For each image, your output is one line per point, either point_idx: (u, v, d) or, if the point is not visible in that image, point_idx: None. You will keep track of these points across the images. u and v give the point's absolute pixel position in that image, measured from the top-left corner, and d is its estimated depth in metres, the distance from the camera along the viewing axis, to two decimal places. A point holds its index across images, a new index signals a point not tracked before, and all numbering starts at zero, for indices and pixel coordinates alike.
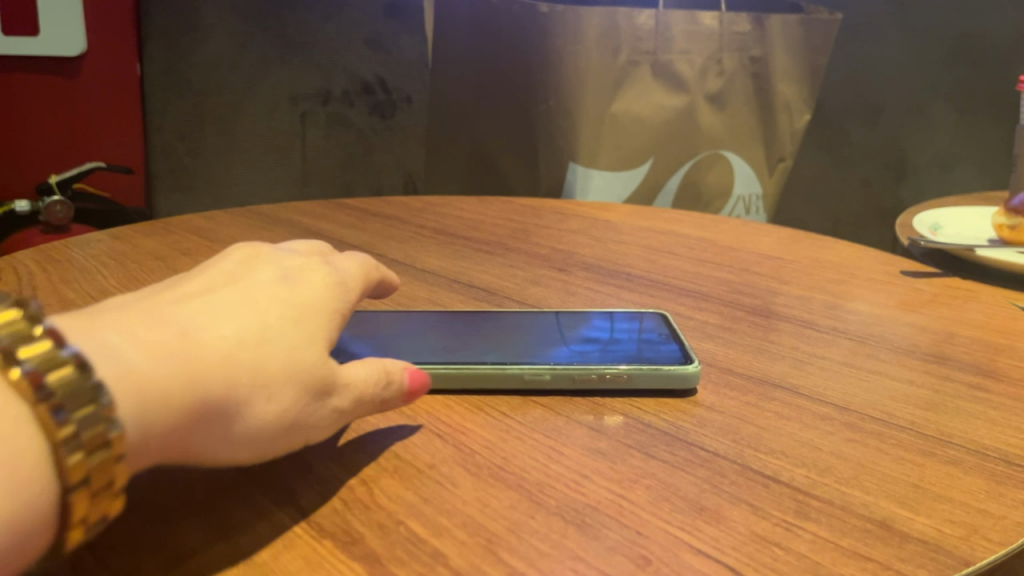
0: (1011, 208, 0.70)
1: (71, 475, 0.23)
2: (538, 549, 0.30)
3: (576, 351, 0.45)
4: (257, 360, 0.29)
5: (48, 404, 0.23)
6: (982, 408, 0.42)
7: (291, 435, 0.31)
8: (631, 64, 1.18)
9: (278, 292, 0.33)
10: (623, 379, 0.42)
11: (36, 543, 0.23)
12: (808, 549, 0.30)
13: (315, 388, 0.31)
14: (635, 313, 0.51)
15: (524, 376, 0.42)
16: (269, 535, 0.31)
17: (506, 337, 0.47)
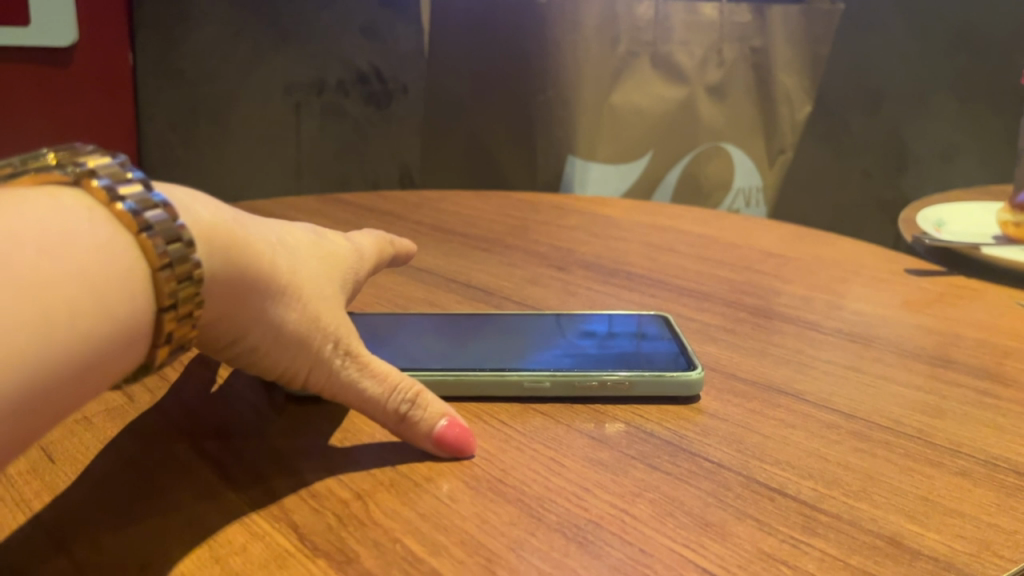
0: (1016, 205, 0.70)
1: (164, 298, 0.27)
2: (537, 568, 0.29)
3: (575, 357, 0.44)
4: (297, 271, 0.33)
5: (146, 230, 0.27)
6: (990, 416, 0.41)
7: (299, 363, 0.34)
8: (630, 56, 1.22)
9: (314, 252, 0.37)
10: (624, 386, 0.41)
11: (134, 351, 0.27)
12: (815, 567, 0.30)
13: (332, 336, 0.34)
14: (637, 314, 0.50)
15: (523, 383, 0.41)
16: (261, 554, 0.30)
17: (505, 340, 0.46)
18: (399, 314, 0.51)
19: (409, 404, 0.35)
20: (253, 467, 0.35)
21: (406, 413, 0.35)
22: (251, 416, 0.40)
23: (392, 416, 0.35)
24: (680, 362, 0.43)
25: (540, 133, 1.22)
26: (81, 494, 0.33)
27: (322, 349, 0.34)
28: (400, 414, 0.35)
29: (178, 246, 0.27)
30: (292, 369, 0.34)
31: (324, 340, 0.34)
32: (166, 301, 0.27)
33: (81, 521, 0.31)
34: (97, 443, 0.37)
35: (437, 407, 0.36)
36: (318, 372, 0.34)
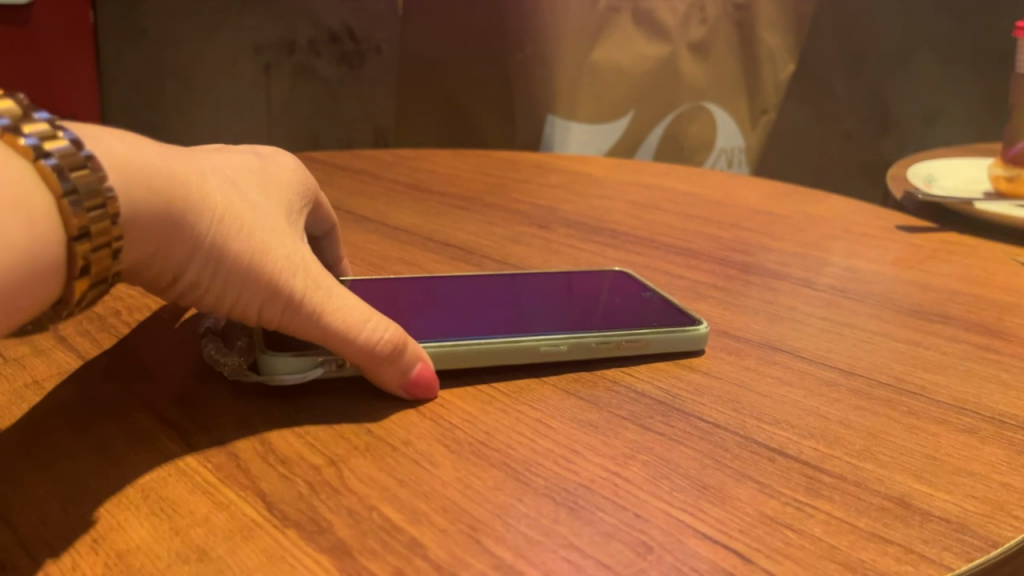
0: (1007, 159, 0.68)
1: (73, 227, 0.25)
2: (525, 535, 0.27)
3: (576, 317, 0.41)
4: (235, 205, 0.31)
5: (46, 157, 0.25)
6: (993, 371, 0.40)
7: (251, 303, 0.32)
8: (611, 12, 1.18)
9: (249, 179, 0.35)
10: (640, 344, 0.39)
11: (42, 286, 0.25)
12: (822, 530, 0.28)
13: (285, 275, 0.32)
14: (610, 273, 0.47)
15: (543, 350, 0.38)
16: (224, 525, 0.27)
17: (491, 303, 0.43)
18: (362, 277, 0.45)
19: (383, 341, 0.34)
20: (216, 432, 0.33)
21: (381, 351, 0.34)
22: (214, 379, 0.37)
23: (364, 354, 0.34)
24: (682, 319, 0.41)
25: (520, 92, 1.19)
26: (27, 464, 0.30)
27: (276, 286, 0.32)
28: (375, 351, 0.34)
29: (86, 174, 0.26)
30: (245, 306, 0.32)
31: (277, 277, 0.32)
32: (76, 230, 0.25)
33: (27, 494, 0.28)
34: (48, 411, 0.34)
35: (403, 336, 0.35)
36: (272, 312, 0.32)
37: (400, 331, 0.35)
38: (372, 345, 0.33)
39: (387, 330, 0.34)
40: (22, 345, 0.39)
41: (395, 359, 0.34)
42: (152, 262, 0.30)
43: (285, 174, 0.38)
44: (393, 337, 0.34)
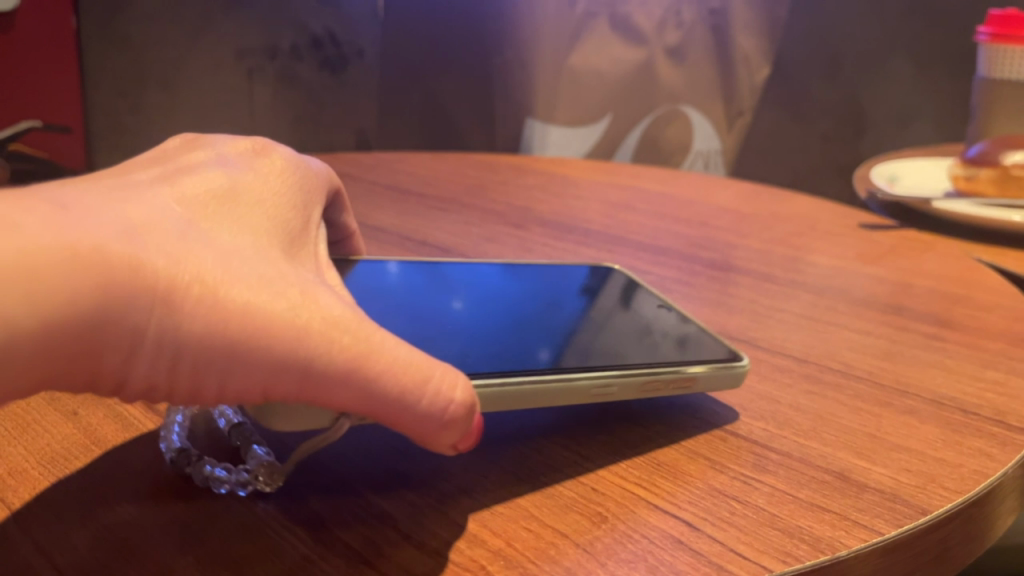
0: (968, 160, 0.70)
1: None
2: (489, 509, 0.29)
3: (613, 346, 0.36)
4: (198, 258, 0.23)
5: None
6: (938, 357, 0.42)
7: (255, 384, 0.24)
8: (589, 16, 1.20)
9: (231, 203, 0.26)
10: (688, 382, 0.35)
11: None
12: (764, 501, 0.30)
13: (290, 334, 0.23)
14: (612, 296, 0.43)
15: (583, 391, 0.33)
16: (206, 502, 0.29)
17: (506, 325, 0.37)
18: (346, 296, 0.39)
19: (442, 398, 0.25)
20: None
21: (444, 413, 0.25)
22: None
23: (415, 425, 0.25)
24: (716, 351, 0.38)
25: (500, 97, 1.21)
26: (19, 448, 0.32)
27: (280, 350, 0.23)
28: (434, 414, 0.25)
29: None
30: (243, 388, 0.24)
31: (280, 338, 0.23)
32: None
33: (20, 475, 0.30)
34: (38, 398, 0.35)
35: (465, 391, 0.26)
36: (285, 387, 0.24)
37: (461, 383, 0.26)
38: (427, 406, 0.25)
39: (442, 385, 0.25)
40: None
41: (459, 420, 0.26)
42: (112, 370, 0.23)
43: (278, 189, 0.29)
44: (453, 393, 0.25)
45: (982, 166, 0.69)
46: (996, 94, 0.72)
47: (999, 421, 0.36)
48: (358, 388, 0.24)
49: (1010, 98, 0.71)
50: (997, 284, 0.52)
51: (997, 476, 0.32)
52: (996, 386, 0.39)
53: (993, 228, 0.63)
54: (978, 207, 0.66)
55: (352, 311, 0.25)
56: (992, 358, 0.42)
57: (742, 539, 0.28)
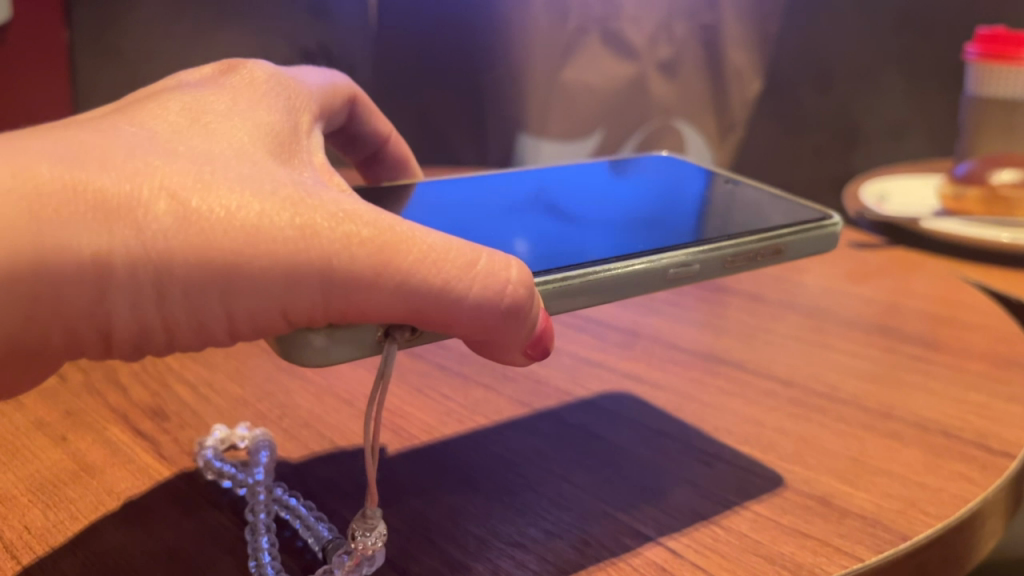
0: (956, 178, 0.71)
1: None
2: (475, 535, 0.30)
3: (702, 227, 0.38)
4: (187, 175, 0.24)
5: None
6: (922, 379, 0.43)
7: (269, 303, 0.24)
8: (580, 32, 1.10)
9: (208, 127, 0.27)
10: (780, 250, 0.37)
11: None
12: (747, 527, 0.30)
13: (290, 243, 0.24)
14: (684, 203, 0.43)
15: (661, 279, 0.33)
16: (194, 530, 0.30)
17: (597, 228, 0.39)
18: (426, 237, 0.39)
19: (498, 278, 0.26)
20: (186, 443, 0.35)
21: (498, 300, 0.26)
22: (185, 392, 0.39)
23: (477, 318, 0.26)
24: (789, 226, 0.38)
25: (491, 114, 1.12)
26: (7, 474, 0.32)
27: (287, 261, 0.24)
28: (490, 299, 0.26)
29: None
30: (258, 314, 0.24)
31: (282, 248, 0.23)
32: None
33: (10, 501, 0.30)
34: (24, 423, 0.35)
35: (512, 272, 0.26)
36: (308, 299, 0.24)
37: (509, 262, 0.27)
38: (482, 292, 0.26)
39: (489, 269, 0.26)
40: None
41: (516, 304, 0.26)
42: (87, 315, 0.23)
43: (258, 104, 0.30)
44: (506, 273, 0.26)
45: (969, 186, 0.70)
46: (982, 114, 0.72)
47: (981, 444, 0.36)
48: (400, 285, 0.24)
49: (998, 118, 0.72)
50: (982, 305, 0.53)
51: (979, 499, 0.32)
52: (978, 409, 0.40)
53: (981, 247, 0.64)
54: (966, 226, 0.67)
55: (366, 206, 0.25)
56: (976, 380, 0.43)
57: (725, 566, 0.28)
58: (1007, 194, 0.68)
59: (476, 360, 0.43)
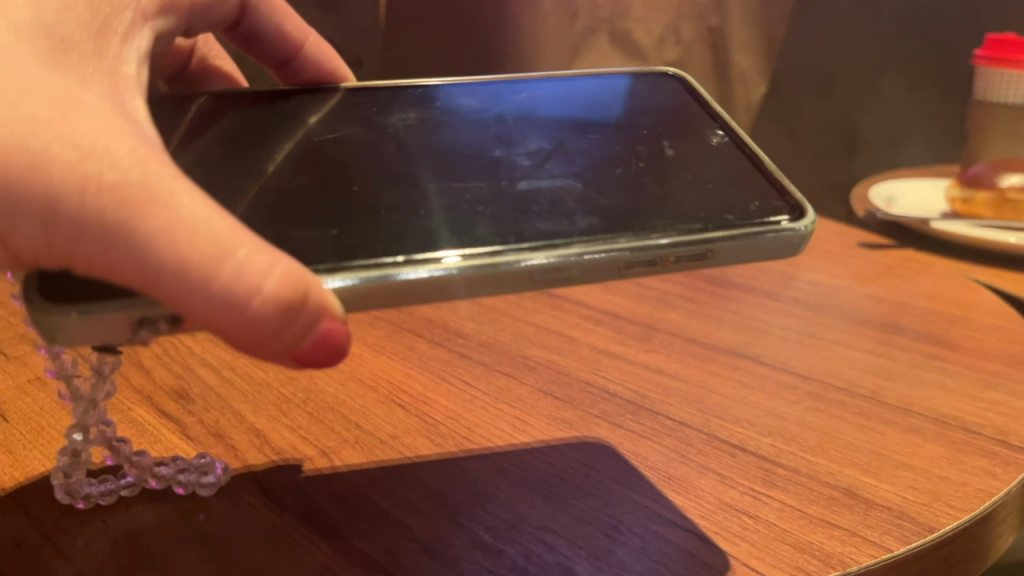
0: (963, 181, 0.72)
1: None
2: (504, 519, 0.30)
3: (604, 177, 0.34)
4: None
5: None
6: (938, 376, 0.43)
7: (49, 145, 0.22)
8: (588, 33, 1.00)
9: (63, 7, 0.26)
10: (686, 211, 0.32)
11: None
12: (776, 516, 0.31)
13: (39, 179, 0.21)
14: (730, 141, 0.38)
15: (579, 276, 0.28)
16: (224, 509, 0.29)
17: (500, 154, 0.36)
18: (401, 109, 0.38)
19: (243, 282, 0.21)
20: (214, 425, 0.35)
21: (242, 300, 0.21)
22: (208, 375, 0.39)
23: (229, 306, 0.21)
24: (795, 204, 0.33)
25: None
26: (37, 452, 0.32)
27: (44, 202, 0.21)
28: (227, 289, 0.21)
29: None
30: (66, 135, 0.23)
31: (47, 201, 0.21)
32: None
33: (38, 479, 0.30)
34: (50, 402, 0.36)
35: (246, 279, 0.21)
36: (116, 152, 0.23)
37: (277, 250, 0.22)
38: (256, 310, 0.21)
39: (256, 250, 0.21)
40: (24, 344, 0.40)
41: (300, 295, 0.22)
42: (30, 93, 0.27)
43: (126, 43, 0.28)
44: (262, 274, 0.21)
45: (977, 189, 0.71)
46: (991, 120, 0.72)
47: (1003, 441, 0.37)
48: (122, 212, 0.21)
49: (1006, 124, 0.72)
50: (994, 305, 0.53)
51: (1001, 495, 0.33)
52: (996, 406, 0.40)
53: (988, 249, 0.64)
54: (976, 228, 0.67)
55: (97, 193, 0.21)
56: (992, 378, 0.43)
57: (755, 554, 0.28)
58: (1015, 198, 0.69)
59: (498, 350, 0.43)
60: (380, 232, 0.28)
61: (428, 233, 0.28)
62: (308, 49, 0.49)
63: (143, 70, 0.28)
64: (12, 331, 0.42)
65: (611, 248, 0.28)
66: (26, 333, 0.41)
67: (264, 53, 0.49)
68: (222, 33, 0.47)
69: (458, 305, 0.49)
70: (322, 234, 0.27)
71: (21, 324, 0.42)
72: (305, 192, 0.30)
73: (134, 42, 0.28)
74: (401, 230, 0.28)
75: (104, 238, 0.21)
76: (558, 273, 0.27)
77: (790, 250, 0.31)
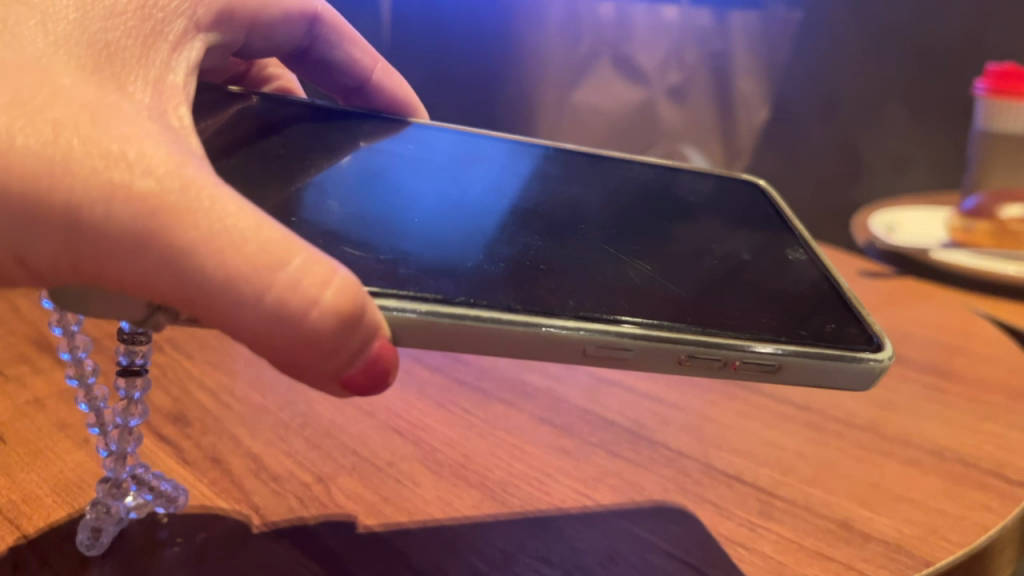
0: (965, 212, 0.72)
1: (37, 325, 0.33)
2: (501, 549, 0.30)
3: (664, 253, 0.33)
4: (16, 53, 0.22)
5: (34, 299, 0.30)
6: (937, 408, 0.43)
7: None
8: (592, 56, 1.00)
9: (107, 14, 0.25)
10: (747, 309, 0.30)
11: None
12: (772, 549, 0.30)
13: (73, 189, 0.20)
14: (810, 265, 0.36)
15: (632, 353, 0.26)
16: (222, 534, 0.30)
17: (554, 210, 0.35)
18: (477, 162, 0.38)
19: (301, 296, 0.21)
20: (211, 449, 0.35)
21: (295, 315, 0.21)
22: (206, 398, 0.39)
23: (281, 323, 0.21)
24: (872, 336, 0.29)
25: None
26: (33, 474, 0.32)
27: (74, 211, 0.20)
28: (280, 305, 0.21)
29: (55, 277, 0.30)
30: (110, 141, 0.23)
31: (79, 211, 0.20)
32: None
33: (35, 501, 0.30)
34: (47, 424, 0.36)
35: (300, 297, 0.21)
36: None
37: (331, 263, 0.22)
38: (311, 324, 0.21)
39: (310, 263, 0.21)
40: (23, 365, 0.40)
41: (356, 315, 0.22)
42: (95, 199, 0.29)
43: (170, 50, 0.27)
44: (318, 291, 0.21)
45: (978, 219, 0.70)
46: (991, 149, 0.73)
47: (1002, 475, 0.37)
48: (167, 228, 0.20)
49: (1006, 154, 0.72)
50: (995, 336, 0.53)
51: (999, 528, 0.33)
52: (995, 439, 0.40)
53: (989, 279, 0.64)
54: (976, 258, 0.67)
55: (143, 208, 0.20)
56: (991, 410, 0.43)
57: None
58: (1016, 229, 0.69)
59: (497, 376, 0.43)
60: (431, 269, 0.26)
61: (481, 284, 0.26)
62: (376, 77, 0.46)
63: (190, 80, 0.28)
64: (12, 351, 0.42)
65: (675, 337, 0.26)
66: (26, 353, 0.41)
67: (332, 81, 0.46)
68: (288, 60, 0.44)
69: None
70: (377, 261, 0.26)
71: (21, 344, 0.42)
72: (354, 214, 0.29)
73: (183, 53, 0.28)
74: (462, 274, 0.26)
75: (148, 254, 0.21)
76: (614, 350, 0.25)
77: (867, 387, 0.28)
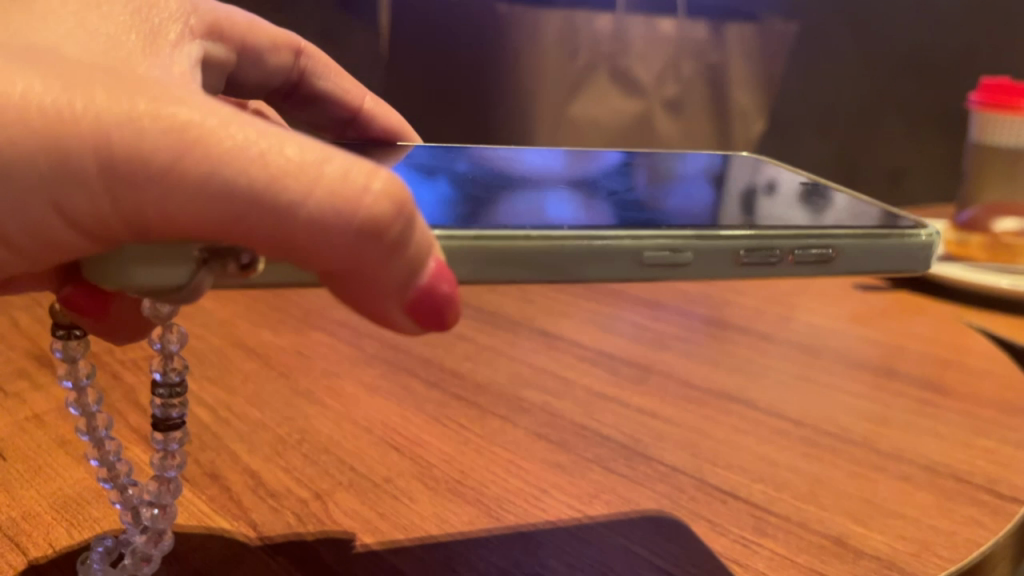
0: (959, 225, 0.73)
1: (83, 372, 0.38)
2: (496, 566, 0.30)
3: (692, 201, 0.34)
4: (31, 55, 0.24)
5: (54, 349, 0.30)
6: (930, 423, 0.43)
7: None
8: (589, 69, 0.97)
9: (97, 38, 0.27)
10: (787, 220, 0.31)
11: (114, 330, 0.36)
12: (765, 566, 0.31)
13: (111, 114, 0.21)
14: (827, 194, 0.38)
15: (691, 255, 0.27)
16: (220, 552, 0.30)
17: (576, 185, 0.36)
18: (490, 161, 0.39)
19: (349, 187, 0.21)
20: (210, 465, 0.35)
21: (346, 208, 0.21)
22: (205, 415, 0.39)
23: (335, 222, 0.21)
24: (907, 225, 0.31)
25: None
26: (33, 490, 0.32)
27: (112, 134, 0.21)
28: (330, 200, 0.21)
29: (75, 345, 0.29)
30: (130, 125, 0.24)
31: (119, 129, 0.21)
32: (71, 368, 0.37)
33: (34, 519, 0.31)
34: (47, 440, 0.36)
35: (347, 190, 0.21)
36: None
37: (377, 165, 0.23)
38: (367, 209, 0.21)
39: (350, 163, 0.22)
40: (23, 381, 0.41)
41: (404, 205, 0.22)
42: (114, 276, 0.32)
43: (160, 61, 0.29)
44: (364, 182, 0.22)
45: (972, 233, 0.72)
46: (983, 162, 0.73)
47: (993, 490, 0.37)
48: (207, 146, 0.21)
49: (1000, 167, 0.72)
50: (987, 351, 0.53)
51: (990, 544, 0.33)
52: (987, 454, 0.40)
53: (984, 292, 0.65)
54: (970, 271, 0.67)
55: (183, 131, 0.21)
56: (983, 425, 0.43)
57: None
58: (1010, 242, 0.70)
59: (493, 392, 0.44)
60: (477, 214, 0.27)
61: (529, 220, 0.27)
62: (367, 106, 0.47)
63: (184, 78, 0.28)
64: (12, 367, 0.42)
65: (730, 235, 0.27)
66: (26, 369, 0.42)
67: (324, 117, 0.48)
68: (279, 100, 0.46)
69: (454, 343, 0.49)
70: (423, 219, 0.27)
71: (21, 361, 0.43)
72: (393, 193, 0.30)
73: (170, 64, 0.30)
74: (505, 215, 0.28)
75: (193, 176, 0.21)
76: (671, 255, 0.27)
77: (924, 266, 0.30)
